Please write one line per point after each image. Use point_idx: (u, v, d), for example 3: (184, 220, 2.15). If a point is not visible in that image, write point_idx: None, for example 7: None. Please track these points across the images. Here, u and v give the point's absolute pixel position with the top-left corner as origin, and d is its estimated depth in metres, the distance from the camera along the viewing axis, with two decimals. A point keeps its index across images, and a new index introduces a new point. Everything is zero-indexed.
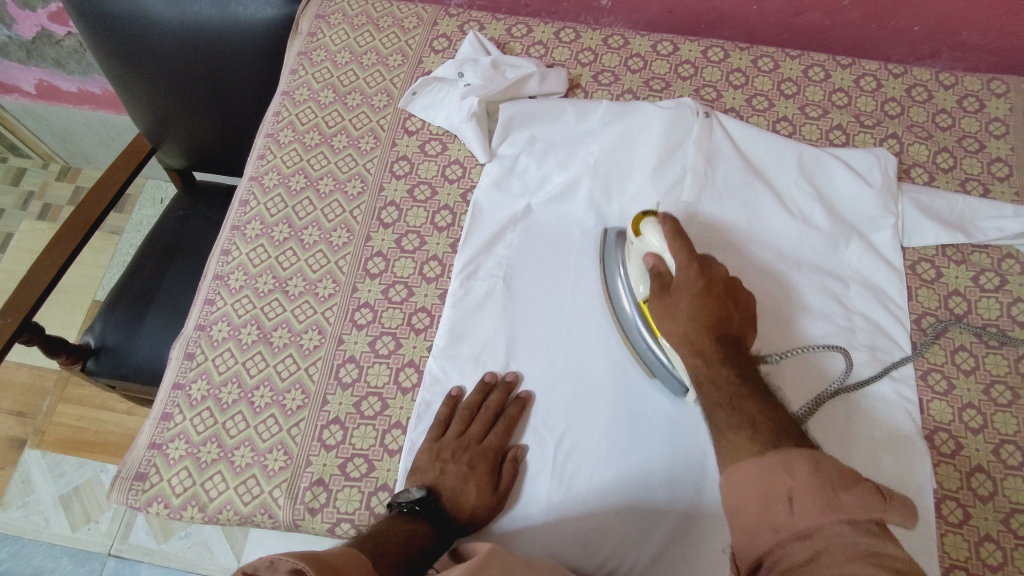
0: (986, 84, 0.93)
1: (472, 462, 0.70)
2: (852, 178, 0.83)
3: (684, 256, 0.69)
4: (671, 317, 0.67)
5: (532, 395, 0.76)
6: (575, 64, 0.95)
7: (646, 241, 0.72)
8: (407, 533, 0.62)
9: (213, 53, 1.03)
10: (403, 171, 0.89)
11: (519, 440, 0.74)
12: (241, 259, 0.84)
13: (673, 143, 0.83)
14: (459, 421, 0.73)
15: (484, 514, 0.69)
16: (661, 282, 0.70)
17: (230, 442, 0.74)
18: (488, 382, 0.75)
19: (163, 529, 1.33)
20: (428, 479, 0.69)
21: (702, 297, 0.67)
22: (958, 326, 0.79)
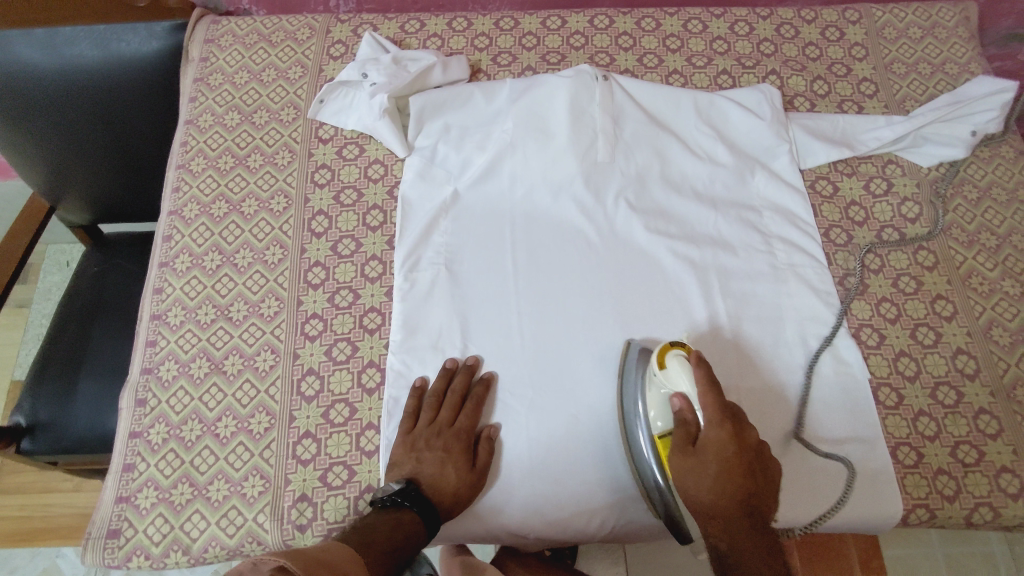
0: (842, 14, 1.03)
1: (446, 447, 0.72)
2: (745, 115, 0.90)
3: (716, 414, 0.64)
4: (698, 473, 0.64)
5: (495, 373, 0.78)
6: (472, 50, 0.98)
7: (671, 377, 0.68)
8: (393, 521, 0.65)
9: (104, 97, 1.00)
10: (325, 179, 0.89)
11: (490, 418, 0.77)
12: (176, 295, 0.82)
13: (580, 109, 0.88)
14: (428, 409, 0.74)
15: (467, 493, 0.71)
16: (686, 430, 0.65)
17: (202, 479, 0.72)
18: (450, 367, 0.76)
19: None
20: (406, 470, 0.71)
21: (738, 461, 0.63)
22: (883, 247, 0.87)
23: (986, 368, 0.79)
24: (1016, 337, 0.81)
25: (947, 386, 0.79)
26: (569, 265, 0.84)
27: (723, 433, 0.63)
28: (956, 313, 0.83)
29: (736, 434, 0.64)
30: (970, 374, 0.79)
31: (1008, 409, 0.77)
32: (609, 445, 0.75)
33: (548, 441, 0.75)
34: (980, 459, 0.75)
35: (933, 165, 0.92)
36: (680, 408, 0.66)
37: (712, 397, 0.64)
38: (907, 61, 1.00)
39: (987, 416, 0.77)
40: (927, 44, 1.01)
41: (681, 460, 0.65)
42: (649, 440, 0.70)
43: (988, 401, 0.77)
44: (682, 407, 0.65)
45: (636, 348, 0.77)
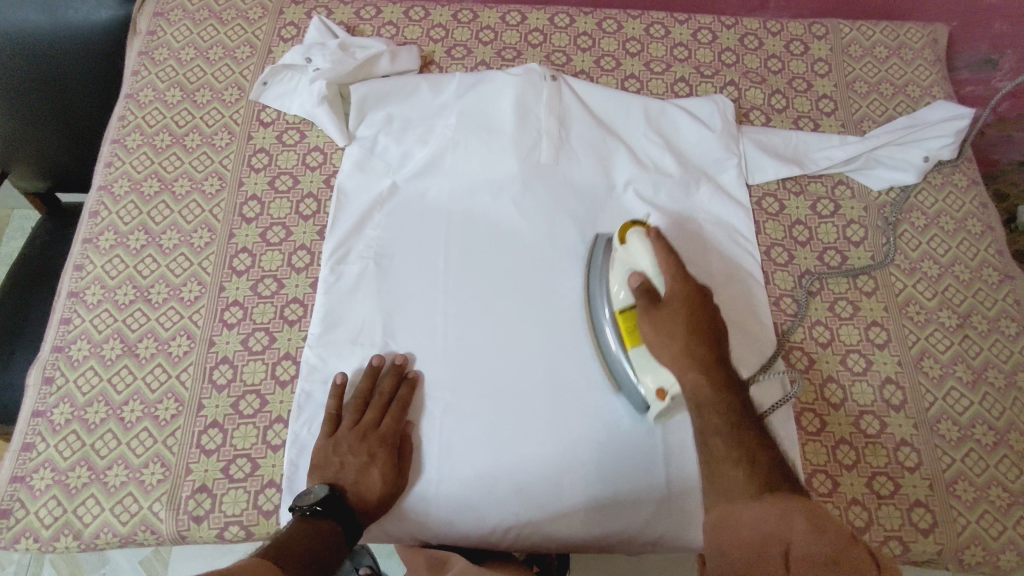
0: (808, 28, 1.01)
1: (371, 451, 0.70)
2: (695, 126, 0.88)
3: (676, 270, 0.68)
4: (670, 330, 0.66)
5: (421, 375, 0.77)
6: (427, 40, 0.95)
7: (631, 253, 0.72)
8: (313, 531, 0.61)
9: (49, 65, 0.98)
10: (262, 163, 0.87)
11: (417, 420, 0.76)
12: (96, 272, 0.80)
13: (525, 109, 0.85)
14: (353, 411, 0.73)
15: (391, 499, 0.70)
16: (649, 295, 0.68)
17: (102, 463, 0.72)
18: (338, 385, 0.74)
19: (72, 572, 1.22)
20: (329, 476, 0.69)
21: (696, 301, 0.67)
22: (832, 276, 0.85)
23: (913, 400, 0.78)
24: (946, 370, 0.80)
25: (870, 416, 0.78)
26: (502, 268, 0.82)
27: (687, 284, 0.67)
28: (889, 342, 0.81)
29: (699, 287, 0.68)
30: (895, 405, 0.78)
31: (929, 442, 0.76)
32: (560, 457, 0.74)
33: (462, 449, 0.74)
34: (895, 491, 0.74)
35: (884, 189, 0.90)
36: (639, 283, 0.69)
37: (671, 259, 0.69)
38: (870, 80, 0.97)
39: (907, 449, 0.76)
40: (892, 64, 0.99)
41: (653, 320, 0.67)
42: (613, 320, 0.75)
43: (910, 433, 0.77)
44: (642, 281, 0.69)
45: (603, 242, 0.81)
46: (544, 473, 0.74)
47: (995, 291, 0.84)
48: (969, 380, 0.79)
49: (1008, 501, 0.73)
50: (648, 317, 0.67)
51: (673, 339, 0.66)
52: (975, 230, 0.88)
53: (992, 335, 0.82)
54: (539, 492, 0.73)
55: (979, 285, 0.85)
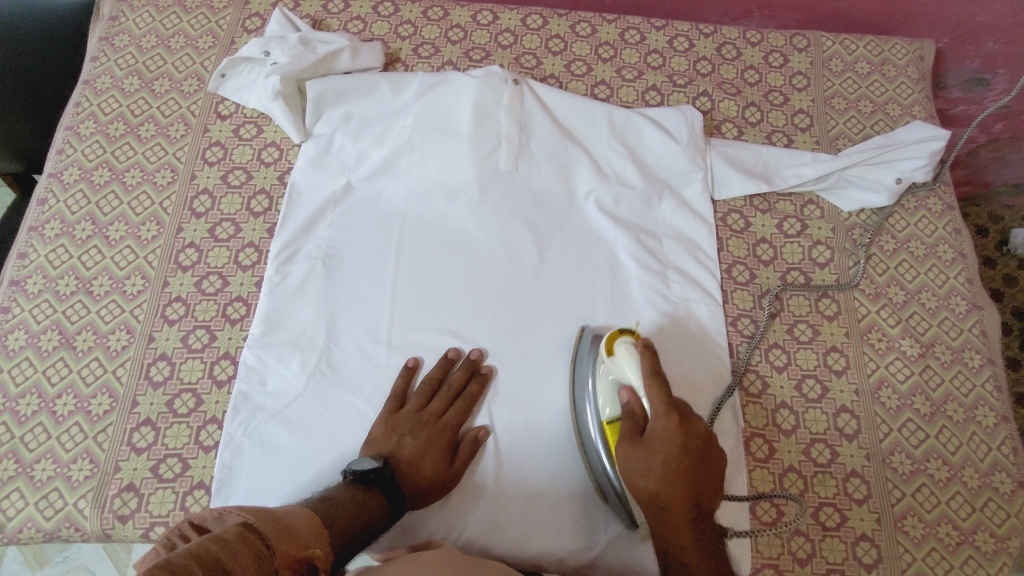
0: (789, 39, 0.98)
1: (429, 438, 0.70)
2: (660, 136, 0.85)
3: (659, 396, 0.65)
4: (643, 471, 0.64)
5: (495, 373, 0.77)
6: (394, 37, 0.94)
7: (618, 364, 0.69)
8: (362, 502, 0.61)
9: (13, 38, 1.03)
10: (216, 157, 0.85)
11: (479, 420, 0.74)
12: (39, 261, 0.79)
13: (485, 112, 0.83)
14: (419, 396, 0.73)
15: (438, 487, 0.68)
16: (634, 421, 0.66)
17: (30, 456, 0.71)
18: (411, 367, 0.75)
19: (34, 559, 1.19)
20: (385, 450, 0.68)
21: (679, 437, 0.64)
22: (795, 298, 0.82)
23: (867, 430, 0.76)
24: (904, 401, 0.77)
25: (822, 444, 0.75)
26: (453, 275, 0.80)
27: (670, 421, 0.64)
28: (847, 368, 0.79)
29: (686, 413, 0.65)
30: (848, 434, 0.76)
31: (880, 474, 0.74)
32: (540, 478, 0.73)
33: None
34: (842, 524, 0.72)
35: (855, 211, 0.87)
36: (628, 399, 0.66)
37: (657, 383, 0.65)
38: (849, 96, 0.94)
39: (857, 480, 0.74)
40: (873, 81, 0.96)
41: (626, 451, 0.65)
42: (598, 427, 0.69)
43: (861, 464, 0.74)
44: (629, 399, 0.66)
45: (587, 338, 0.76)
46: (523, 496, 0.72)
47: (961, 320, 0.82)
48: (926, 412, 0.77)
49: (958, 539, 0.71)
50: (626, 453, 0.65)
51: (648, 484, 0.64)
52: (946, 256, 0.85)
53: (954, 367, 0.79)
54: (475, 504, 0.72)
55: (945, 314, 0.82)
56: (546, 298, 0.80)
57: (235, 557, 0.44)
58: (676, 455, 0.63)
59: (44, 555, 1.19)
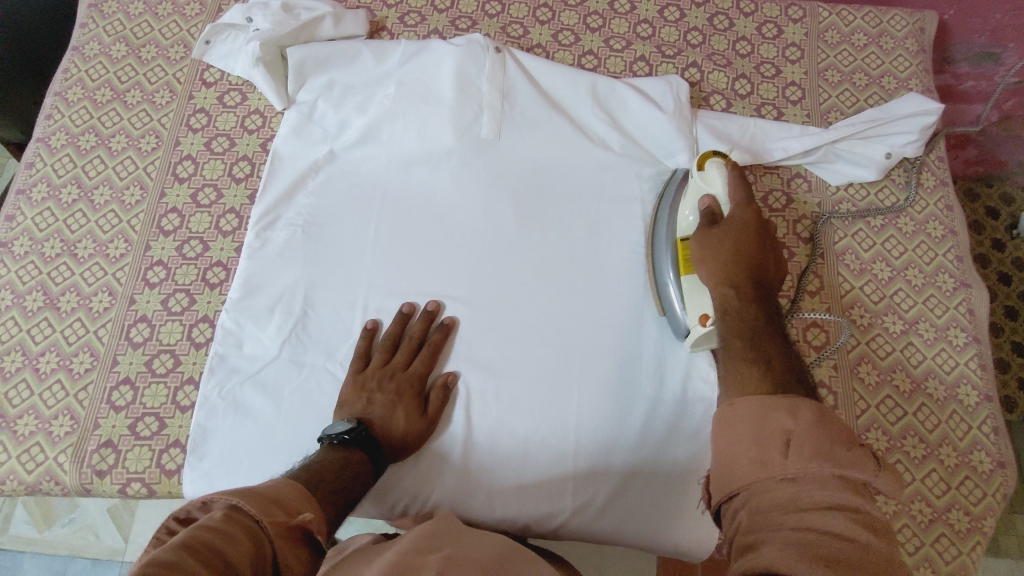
0: (785, 10, 0.95)
1: (398, 390, 0.71)
2: (644, 104, 0.84)
3: (741, 197, 0.71)
4: (716, 238, 0.69)
5: (455, 322, 0.77)
6: (381, 6, 0.93)
7: (707, 177, 0.75)
8: (343, 460, 0.62)
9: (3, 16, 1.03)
10: (200, 124, 0.86)
11: (446, 368, 0.76)
12: (26, 224, 0.81)
13: (466, 79, 0.83)
14: (382, 352, 0.74)
15: (415, 439, 0.71)
16: (712, 218, 0.72)
17: (13, 412, 0.72)
18: (370, 328, 0.75)
19: (43, 518, 1.23)
20: (356, 411, 0.70)
21: (753, 229, 0.69)
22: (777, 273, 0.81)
23: (844, 405, 0.75)
24: (884, 377, 0.76)
25: None
26: (432, 242, 0.80)
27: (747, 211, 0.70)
28: (827, 343, 0.78)
29: (758, 218, 0.70)
30: None
31: None
32: (512, 449, 0.73)
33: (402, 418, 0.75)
34: None
35: (840, 184, 0.86)
36: (707, 202, 0.72)
37: (740, 190, 0.72)
38: (844, 68, 0.92)
39: None
40: (869, 53, 0.93)
41: (702, 235, 0.70)
42: (672, 245, 0.76)
43: None
44: (709, 201, 0.72)
45: (678, 174, 0.82)
46: (494, 465, 0.73)
47: (948, 298, 0.80)
48: (906, 389, 0.76)
49: (930, 517, 0.70)
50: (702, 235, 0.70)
51: (715, 258, 0.68)
52: (936, 233, 0.83)
53: (938, 344, 0.78)
54: (447, 472, 0.73)
55: (932, 291, 0.80)
56: (525, 268, 0.80)
57: (230, 538, 0.43)
58: (744, 241, 0.68)
59: (53, 513, 1.22)
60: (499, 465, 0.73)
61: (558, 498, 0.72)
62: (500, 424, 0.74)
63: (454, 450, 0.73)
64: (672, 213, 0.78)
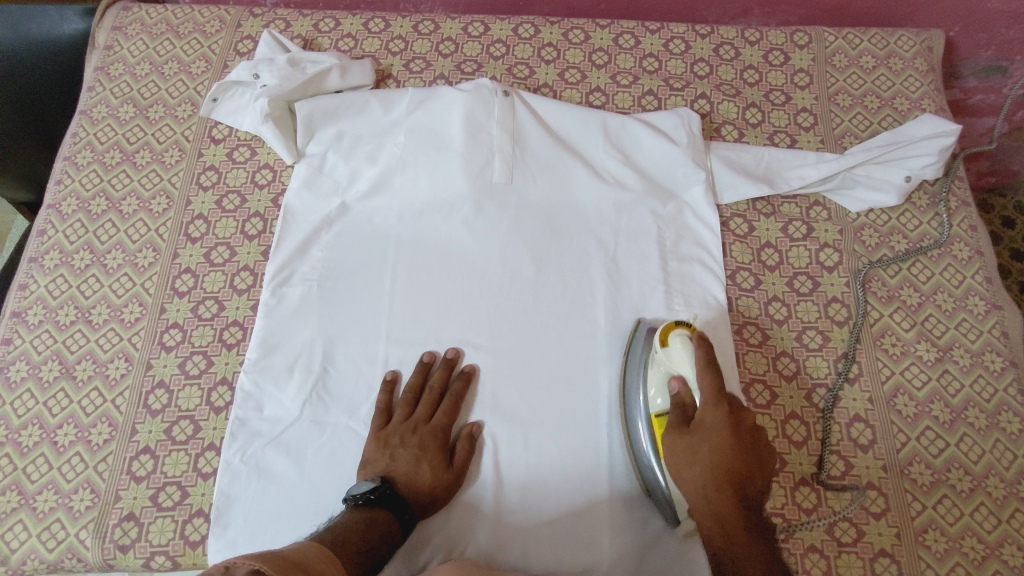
0: (790, 36, 0.95)
1: (422, 444, 0.70)
2: (656, 139, 0.83)
3: (712, 389, 0.64)
4: (690, 461, 0.63)
5: (475, 368, 0.76)
6: (385, 53, 0.93)
7: (671, 357, 0.68)
8: (367, 520, 0.61)
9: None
10: (210, 181, 0.85)
11: (470, 415, 0.74)
12: (39, 292, 0.80)
13: (477, 124, 0.82)
14: (404, 405, 0.72)
15: (443, 492, 0.68)
16: (682, 415, 0.66)
17: (32, 488, 0.71)
18: (389, 379, 0.74)
19: None
20: (379, 468, 0.68)
21: (731, 437, 0.63)
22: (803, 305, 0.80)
23: (882, 439, 0.73)
24: (921, 408, 0.74)
25: (835, 456, 0.73)
26: (450, 290, 0.79)
27: (719, 413, 0.63)
28: (859, 375, 0.76)
29: (732, 414, 0.64)
30: (863, 444, 0.73)
31: (898, 487, 0.71)
32: (542, 500, 0.71)
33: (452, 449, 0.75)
34: (858, 539, 0.69)
35: (862, 211, 0.84)
36: (678, 390, 0.66)
37: (707, 375, 0.64)
38: (855, 92, 0.91)
39: (874, 493, 0.71)
40: (879, 75, 0.92)
41: (673, 442, 0.65)
42: (645, 419, 0.69)
43: (878, 475, 0.71)
44: (679, 390, 0.66)
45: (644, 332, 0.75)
46: (525, 518, 0.71)
47: (980, 321, 0.78)
48: (946, 419, 0.74)
49: (983, 553, 0.68)
50: (672, 441, 0.65)
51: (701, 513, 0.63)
52: (962, 255, 0.82)
53: (974, 371, 0.76)
54: (478, 526, 0.70)
55: (963, 315, 0.79)
56: (545, 311, 0.78)
57: None
58: (722, 454, 0.62)
59: None
60: (532, 515, 0.71)
61: (595, 544, 0.70)
62: (530, 472, 0.72)
63: (484, 502, 0.71)
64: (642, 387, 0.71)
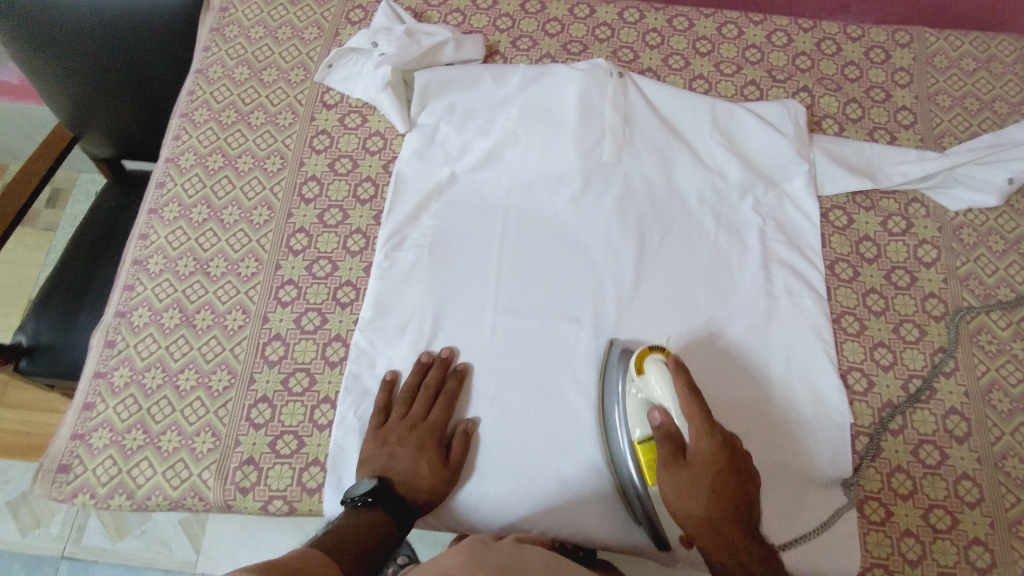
0: (892, 35, 0.96)
1: (419, 442, 0.70)
2: (764, 128, 0.85)
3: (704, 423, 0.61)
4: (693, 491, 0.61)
5: (469, 365, 0.77)
6: (493, 30, 0.95)
7: (647, 383, 0.66)
8: (366, 523, 0.61)
9: (120, 34, 1.05)
10: (323, 145, 0.88)
11: (465, 412, 0.75)
12: (159, 243, 0.83)
13: (591, 104, 0.84)
14: (399, 405, 0.73)
15: (441, 491, 0.69)
16: (674, 451, 0.62)
17: (156, 428, 0.74)
18: (388, 380, 0.74)
19: (117, 530, 1.36)
20: (378, 467, 0.69)
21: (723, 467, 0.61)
22: (902, 299, 0.81)
23: (977, 432, 0.75)
24: (1016, 405, 0.76)
25: (931, 446, 0.74)
26: (556, 265, 0.81)
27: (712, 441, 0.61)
28: (956, 370, 0.78)
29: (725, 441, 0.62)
30: (958, 436, 0.75)
31: (993, 478, 0.73)
32: None
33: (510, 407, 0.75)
34: (953, 527, 0.71)
35: (961, 210, 0.86)
36: (662, 423, 0.62)
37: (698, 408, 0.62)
38: (955, 93, 0.92)
39: (968, 483, 0.73)
40: (979, 78, 0.93)
41: (672, 475, 0.62)
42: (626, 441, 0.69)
43: (973, 466, 0.73)
44: (665, 421, 0.62)
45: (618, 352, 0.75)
46: None
47: None
48: None
49: None
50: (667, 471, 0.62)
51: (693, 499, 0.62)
52: None
53: None
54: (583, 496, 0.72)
55: None
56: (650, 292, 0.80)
57: None
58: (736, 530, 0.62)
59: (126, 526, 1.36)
60: None
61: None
62: None
63: (584, 471, 0.73)
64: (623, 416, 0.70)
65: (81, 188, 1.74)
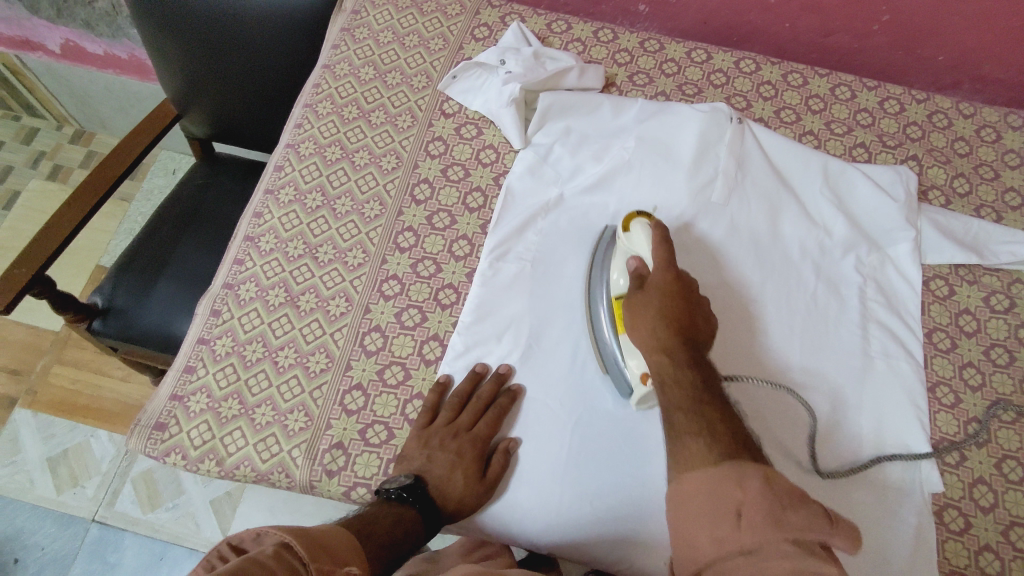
0: (1004, 117, 0.97)
1: (459, 451, 0.70)
2: (875, 191, 0.86)
3: (663, 257, 0.71)
4: (645, 313, 0.69)
5: (522, 388, 0.76)
6: (611, 63, 0.98)
7: (633, 238, 0.75)
8: (396, 515, 0.62)
9: (245, 33, 1.08)
10: (438, 151, 0.91)
11: (510, 431, 0.74)
12: (272, 223, 0.86)
13: (708, 144, 0.86)
14: (448, 409, 0.73)
15: (471, 503, 0.69)
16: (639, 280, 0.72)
17: (252, 400, 0.75)
18: (440, 384, 0.75)
19: (149, 500, 1.37)
20: (415, 467, 0.69)
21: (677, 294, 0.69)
22: (1000, 377, 0.80)
23: None
24: None
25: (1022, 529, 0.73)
26: None
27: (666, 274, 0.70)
28: None
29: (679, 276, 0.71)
30: None
31: None
32: None
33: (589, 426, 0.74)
34: None
35: None
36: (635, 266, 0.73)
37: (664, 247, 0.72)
38: None
39: None
40: None
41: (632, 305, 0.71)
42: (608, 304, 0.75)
43: None
44: (637, 265, 0.73)
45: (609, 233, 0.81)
46: None
47: None
48: None
49: None
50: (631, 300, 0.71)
51: (642, 325, 0.69)
52: None
53: None
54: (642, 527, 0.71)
55: None
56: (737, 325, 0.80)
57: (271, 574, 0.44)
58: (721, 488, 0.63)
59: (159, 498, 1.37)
60: None
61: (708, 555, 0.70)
62: None
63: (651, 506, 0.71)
64: (606, 274, 0.77)
65: (160, 164, 1.80)
